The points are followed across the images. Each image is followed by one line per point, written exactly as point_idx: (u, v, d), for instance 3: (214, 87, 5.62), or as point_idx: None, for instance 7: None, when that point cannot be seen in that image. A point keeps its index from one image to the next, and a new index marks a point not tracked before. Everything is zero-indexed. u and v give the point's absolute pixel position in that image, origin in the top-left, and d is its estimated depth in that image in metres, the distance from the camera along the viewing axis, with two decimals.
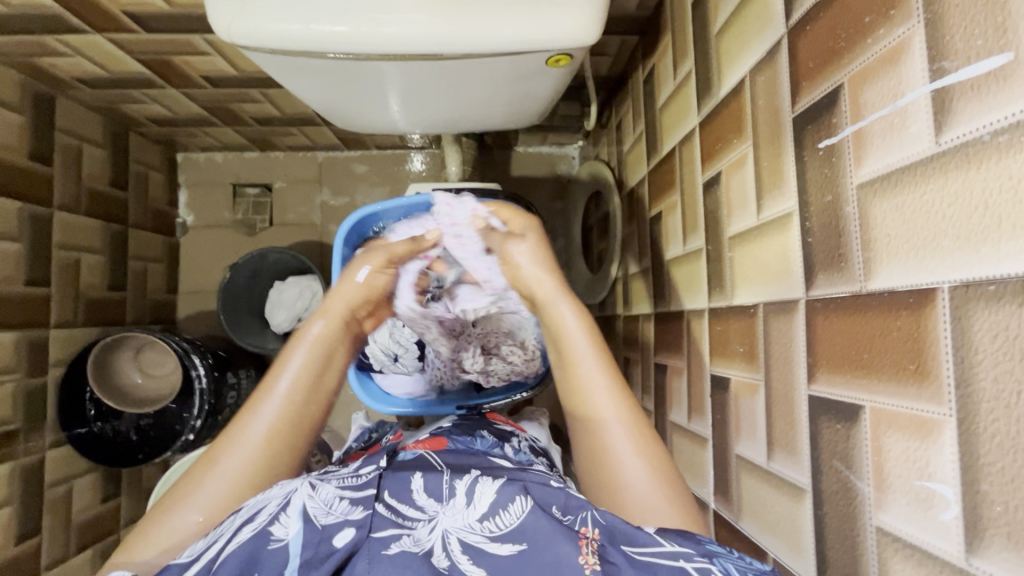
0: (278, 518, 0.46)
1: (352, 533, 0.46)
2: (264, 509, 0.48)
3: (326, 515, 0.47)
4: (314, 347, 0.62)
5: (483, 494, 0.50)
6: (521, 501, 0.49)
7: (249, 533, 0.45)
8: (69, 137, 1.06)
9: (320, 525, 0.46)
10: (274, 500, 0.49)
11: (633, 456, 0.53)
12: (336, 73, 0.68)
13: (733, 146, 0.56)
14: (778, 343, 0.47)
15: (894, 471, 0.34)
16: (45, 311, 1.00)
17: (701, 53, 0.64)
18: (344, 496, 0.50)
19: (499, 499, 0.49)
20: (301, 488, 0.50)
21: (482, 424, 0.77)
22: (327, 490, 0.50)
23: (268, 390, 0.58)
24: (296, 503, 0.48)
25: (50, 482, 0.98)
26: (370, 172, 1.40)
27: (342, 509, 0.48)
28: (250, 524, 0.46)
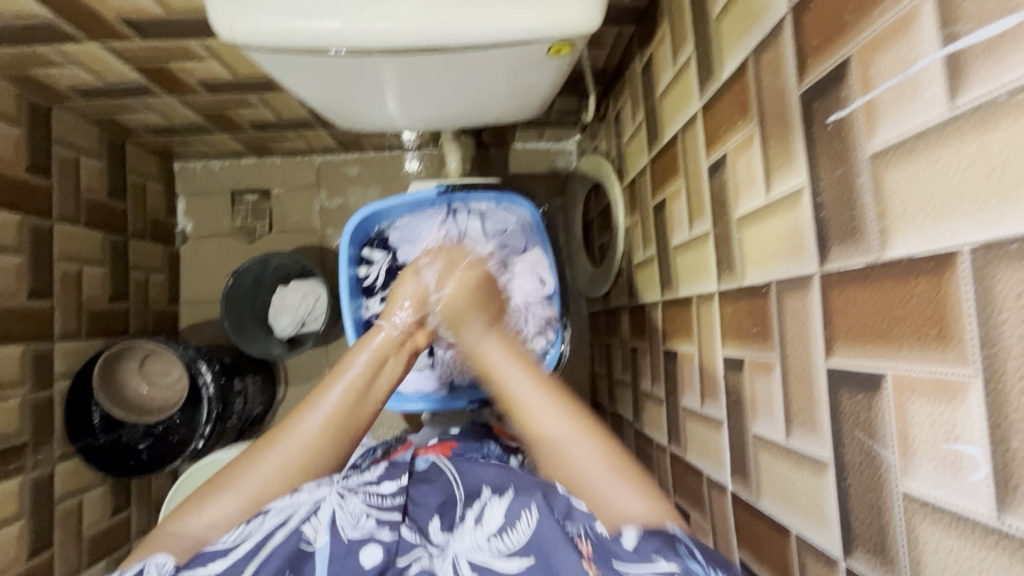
0: (310, 520, 0.49)
1: (377, 550, 0.48)
2: (294, 513, 0.49)
3: (352, 528, 0.49)
4: (370, 359, 0.63)
5: (494, 514, 0.52)
6: (528, 517, 0.49)
7: (281, 534, 0.47)
8: (67, 149, 1.06)
9: (345, 538, 0.49)
10: (304, 504, 0.50)
11: (581, 442, 0.54)
12: (336, 70, 0.68)
13: (738, 128, 0.56)
14: (791, 318, 0.47)
15: (919, 437, 0.34)
16: (49, 324, 0.99)
17: (700, 38, 0.64)
18: (372, 513, 0.51)
19: (510, 517, 0.50)
20: (331, 496, 0.51)
21: (488, 437, 0.77)
22: (356, 503, 0.52)
23: (323, 393, 0.59)
24: (326, 509, 0.50)
25: (59, 495, 0.97)
26: (364, 173, 1.40)
27: (368, 526, 0.50)
28: (280, 527, 0.48)
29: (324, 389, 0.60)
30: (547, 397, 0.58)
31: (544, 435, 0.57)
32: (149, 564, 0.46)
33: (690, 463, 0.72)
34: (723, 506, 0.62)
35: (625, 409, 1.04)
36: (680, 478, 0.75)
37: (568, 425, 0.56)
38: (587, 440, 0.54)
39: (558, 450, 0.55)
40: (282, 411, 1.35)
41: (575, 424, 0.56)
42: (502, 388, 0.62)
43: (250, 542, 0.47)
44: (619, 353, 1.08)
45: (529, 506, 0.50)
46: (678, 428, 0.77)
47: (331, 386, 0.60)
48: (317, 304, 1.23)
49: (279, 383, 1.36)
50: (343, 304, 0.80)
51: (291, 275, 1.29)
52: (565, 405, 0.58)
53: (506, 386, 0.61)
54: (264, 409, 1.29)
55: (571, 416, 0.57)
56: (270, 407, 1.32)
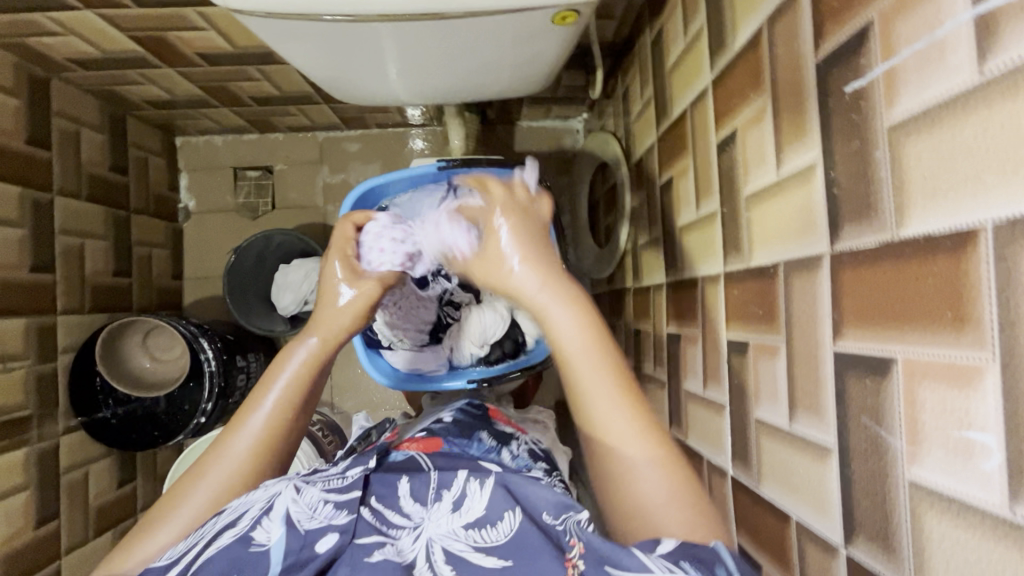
0: (260, 523, 0.45)
1: (334, 538, 0.46)
2: (245, 513, 0.46)
3: (309, 520, 0.47)
4: (302, 362, 0.58)
5: (473, 505, 0.50)
6: (509, 519, 0.48)
7: (229, 539, 0.44)
8: (67, 121, 1.04)
9: (302, 530, 0.46)
10: (258, 503, 0.47)
11: (649, 463, 0.46)
12: (334, 37, 0.66)
13: (749, 101, 0.53)
14: (799, 300, 0.46)
15: (929, 424, 0.33)
16: (52, 298, 0.99)
17: (713, 6, 0.61)
18: (329, 500, 0.49)
19: (490, 512, 0.49)
20: (285, 491, 0.48)
21: (483, 422, 0.75)
22: (312, 492, 0.49)
23: (252, 410, 0.55)
24: (279, 507, 0.47)
25: (65, 467, 0.98)
26: (364, 150, 1.38)
27: (325, 513, 0.48)
28: (230, 530, 0.45)
29: (246, 412, 0.55)
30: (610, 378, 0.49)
31: (597, 420, 0.49)
32: None
33: (691, 447, 0.71)
34: (723, 491, 0.61)
35: None
36: None
37: (641, 444, 0.47)
38: (658, 467, 0.46)
39: (608, 448, 0.48)
40: None
41: (636, 422, 0.48)
42: (563, 353, 0.51)
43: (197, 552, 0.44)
44: (622, 335, 1.07)
45: (512, 506, 0.49)
46: (679, 412, 0.76)
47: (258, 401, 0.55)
48: (319, 283, 1.22)
49: None
50: None
51: (293, 253, 1.28)
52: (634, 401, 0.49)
53: (568, 355, 0.51)
54: None
55: (636, 413, 0.48)
56: None
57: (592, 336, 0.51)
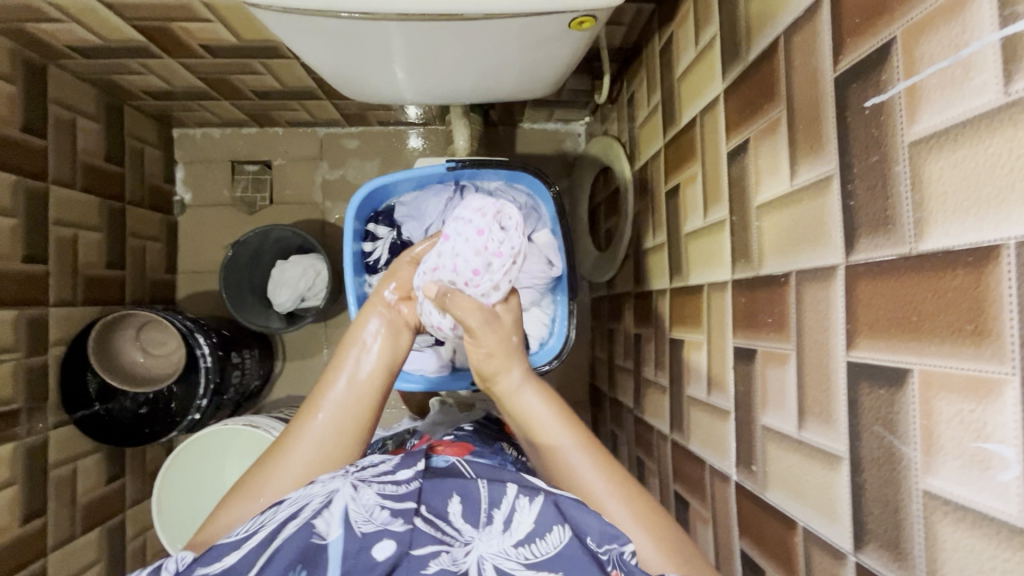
0: (321, 514, 0.46)
1: (391, 546, 0.45)
2: (307, 505, 0.47)
3: (366, 522, 0.46)
4: (355, 350, 0.61)
5: (522, 520, 0.49)
6: (560, 531, 0.47)
7: (291, 528, 0.45)
8: (63, 110, 1.02)
9: (359, 532, 0.45)
10: (317, 497, 0.48)
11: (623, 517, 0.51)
12: (347, 35, 0.66)
13: (762, 112, 0.54)
14: (811, 309, 0.46)
15: (945, 435, 0.33)
16: (44, 289, 0.97)
17: (727, 17, 0.62)
18: (385, 505, 0.48)
19: (538, 525, 0.48)
20: (344, 489, 0.48)
21: (501, 436, 0.77)
22: (369, 494, 0.49)
23: (320, 395, 0.58)
24: (339, 502, 0.47)
25: (54, 462, 0.96)
26: (363, 147, 1.37)
27: (381, 518, 0.47)
28: (292, 521, 0.46)
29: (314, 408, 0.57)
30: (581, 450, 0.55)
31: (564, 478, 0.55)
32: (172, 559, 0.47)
33: (692, 452, 0.72)
34: (726, 496, 0.62)
35: (625, 396, 1.04)
36: (681, 466, 0.75)
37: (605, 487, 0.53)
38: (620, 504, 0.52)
39: (584, 507, 0.53)
40: (280, 385, 1.34)
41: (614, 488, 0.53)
42: (533, 432, 0.57)
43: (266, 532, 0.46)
44: (622, 339, 1.07)
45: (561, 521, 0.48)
46: (681, 417, 0.76)
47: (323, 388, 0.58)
48: (317, 280, 1.22)
49: (277, 357, 1.35)
50: (347, 279, 0.77)
51: (290, 249, 1.27)
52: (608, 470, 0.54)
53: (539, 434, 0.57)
54: (262, 383, 1.29)
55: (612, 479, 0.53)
56: (267, 381, 1.32)
57: (560, 415, 0.58)
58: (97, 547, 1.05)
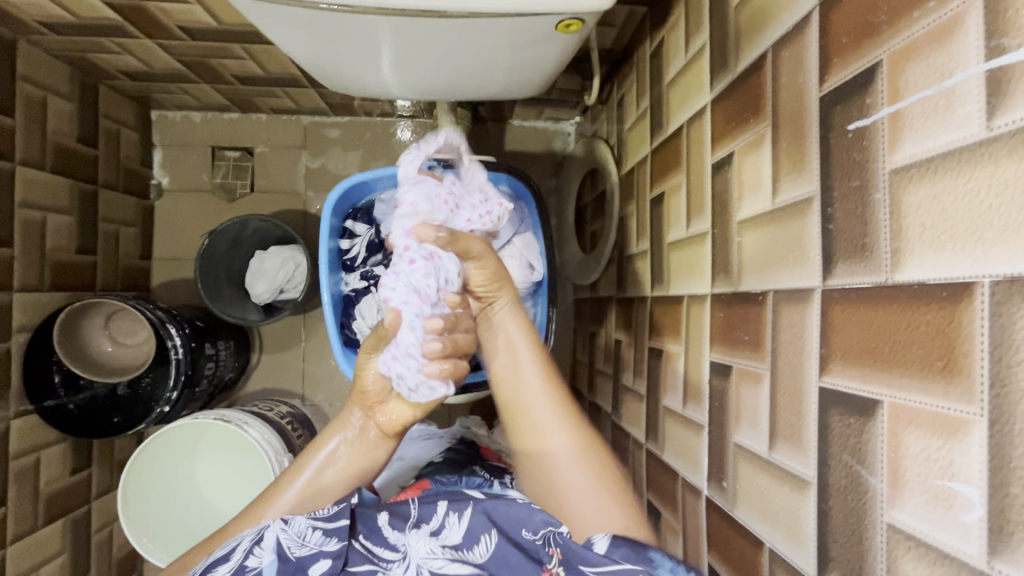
0: (252, 551, 0.49)
1: (327, 563, 0.49)
2: (238, 546, 0.50)
3: (300, 546, 0.49)
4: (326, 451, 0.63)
5: (451, 533, 0.55)
6: (485, 541, 0.54)
7: (224, 571, 0.47)
8: (34, 87, 0.98)
9: (294, 556, 0.49)
10: (247, 537, 0.51)
11: (574, 461, 0.59)
12: (328, 27, 0.64)
13: (748, 126, 0.53)
14: (786, 330, 0.46)
15: (911, 469, 0.33)
16: (8, 274, 0.94)
17: (717, 26, 0.61)
18: (318, 525, 0.51)
19: (468, 534, 0.55)
20: (273, 523, 0.51)
21: (472, 459, 0.79)
22: (300, 520, 0.51)
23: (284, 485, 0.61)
24: (269, 536, 0.50)
25: (15, 453, 0.93)
26: (345, 137, 1.34)
27: (315, 540, 0.50)
28: (225, 563, 0.48)
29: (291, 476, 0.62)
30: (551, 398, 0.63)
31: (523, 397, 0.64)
32: None
33: (666, 463, 0.72)
34: (696, 509, 0.62)
35: (603, 400, 1.04)
36: (655, 476, 0.75)
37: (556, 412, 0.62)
38: (564, 429, 0.61)
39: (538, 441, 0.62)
40: (255, 378, 1.32)
41: (575, 438, 0.61)
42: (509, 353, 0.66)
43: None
44: (603, 343, 1.07)
45: (487, 531, 0.55)
46: (656, 427, 0.76)
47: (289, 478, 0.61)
48: (297, 272, 1.19)
49: (254, 349, 1.32)
50: (324, 277, 0.75)
51: (270, 239, 1.24)
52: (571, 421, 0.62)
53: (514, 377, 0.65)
54: (237, 375, 1.26)
55: (575, 429, 0.61)
56: (243, 372, 1.29)
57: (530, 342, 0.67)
58: (60, 540, 1.02)
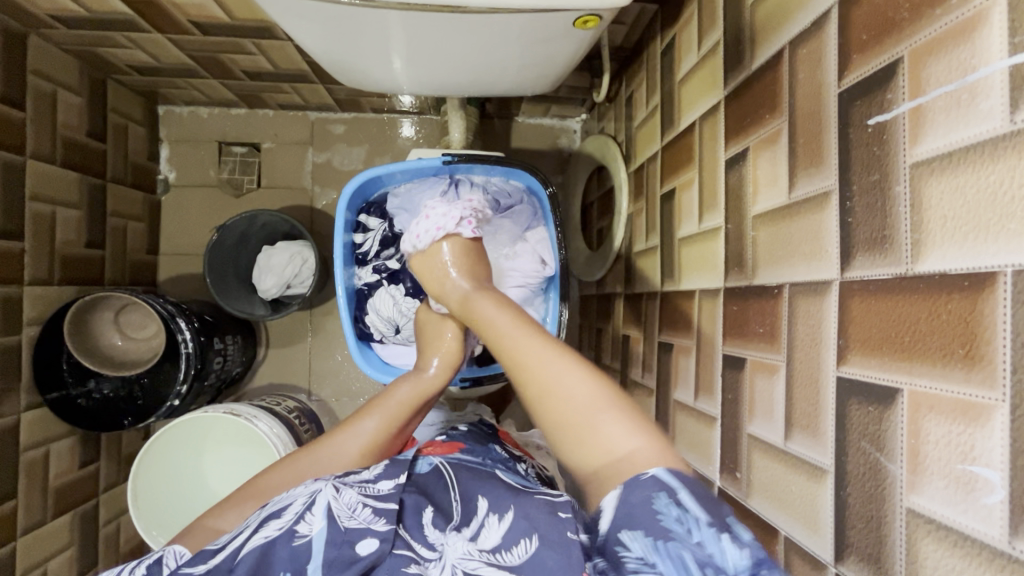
0: (303, 517, 0.48)
1: (375, 543, 0.47)
2: (289, 507, 0.49)
3: (349, 518, 0.48)
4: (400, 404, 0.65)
5: (489, 534, 0.50)
6: (526, 543, 0.47)
7: (274, 531, 0.47)
8: (43, 81, 0.98)
9: (342, 526, 0.47)
10: (299, 498, 0.50)
11: (625, 430, 0.47)
12: (347, 22, 0.64)
13: (764, 122, 0.54)
14: (802, 322, 0.47)
15: (932, 455, 0.34)
16: (19, 268, 0.94)
17: (732, 23, 0.61)
18: (368, 504, 0.50)
19: (508, 536, 0.49)
20: (326, 489, 0.50)
21: (494, 437, 0.79)
22: (352, 494, 0.50)
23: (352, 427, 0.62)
24: (321, 502, 0.49)
25: (26, 445, 0.94)
26: (350, 133, 1.35)
27: (364, 516, 0.49)
28: (276, 521, 0.48)
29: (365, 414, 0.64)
30: (592, 381, 0.50)
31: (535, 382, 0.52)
32: (168, 552, 0.51)
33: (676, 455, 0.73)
34: None
35: None
36: None
37: (586, 385, 0.50)
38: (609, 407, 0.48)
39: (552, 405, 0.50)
40: (262, 373, 1.33)
41: (601, 393, 0.49)
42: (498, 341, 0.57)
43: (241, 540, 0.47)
44: (610, 339, 1.08)
45: (529, 533, 0.48)
46: (666, 421, 0.77)
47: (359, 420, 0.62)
48: (304, 267, 1.20)
49: (260, 344, 1.33)
50: (336, 271, 0.76)
51: (277, 234, 1.24)
52: (591, 378, 0.50)
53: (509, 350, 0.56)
54: (244, 370, 1.27)
55: (595, 383, 0.50)
56: (250, 367, 1.30)
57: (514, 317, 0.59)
58: (69, 533, 1.02)
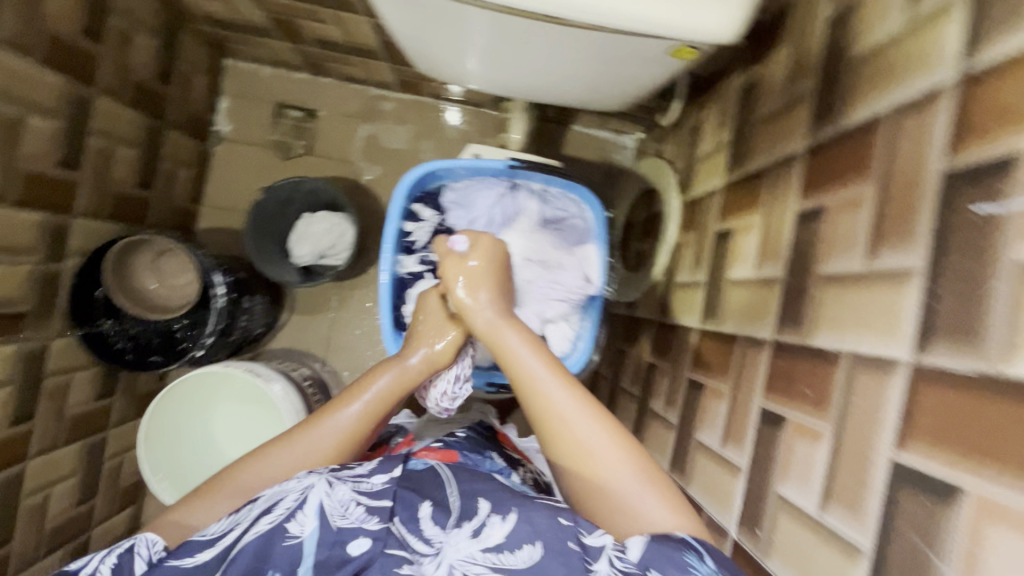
0: (295, 515, 0.48)
1: (366, 543, 0.48)
2: (282, 502, 0.50)
3: (341, 517, 0.49)
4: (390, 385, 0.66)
5: (492, 532, 0.50)
6: (531, 548, 0.47)
7: (266, 526, 0.47)
8: (124, 20, 0.99)
9: (334, 526, 0.48)
10: (293, 494, 0.51)
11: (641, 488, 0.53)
12: (442, 13, 0.64)
13: (848, 185, 0.53)
14: (859, 396, 0.46)
15: (990, 563, 0.34)
16: (72, 198, 0.95)
17: (828, 76, 0.60)
18: (359, 501, 0.51)
19: (512, 537, 0.49)
20: (319, 485, 0.51)
21: (491, 444, 0.79)
22: (343, 490, 0.52)
23: (342, 405, 0.63)
24: (312, 500, 0.49)
25: (51, 371, 0.95)
26: (406, 115, 1.35)
27: (356, 515, 0.50)
28: (268, 516, 0.48)
29: (344, 402, 0.64)
30: (616, 442, 0.56)
31: (560, 429, 0.58)
32: (141, 541, 0.50)
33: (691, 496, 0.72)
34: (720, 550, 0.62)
35: (625, 419, 1.04)
36: None
37: (609, 442, 0.56)
38: (627, 464, 0.55)
39: (575, 447, 0.57)
40: (281, 336, 1.34)
41: (621, 451, 0.56)
42: (522, 381, 0.62)
43: (233, 537, 0.48)
44: (633, 363, 1.07)
45: (533, 539, 0.48)
46: (685, 459, 0.76)
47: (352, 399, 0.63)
48: (340, 242, 1.22)
49: (284, 307, 1.34)
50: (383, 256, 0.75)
51: (320, 203, 1.25)
52: (620, 438, 0.57)
53: (534, 388, 0.61)
54: (265, 330, 1.28)
55: (617, 442, 0.57)
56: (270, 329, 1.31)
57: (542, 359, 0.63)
58: (75, 462, 1.04)
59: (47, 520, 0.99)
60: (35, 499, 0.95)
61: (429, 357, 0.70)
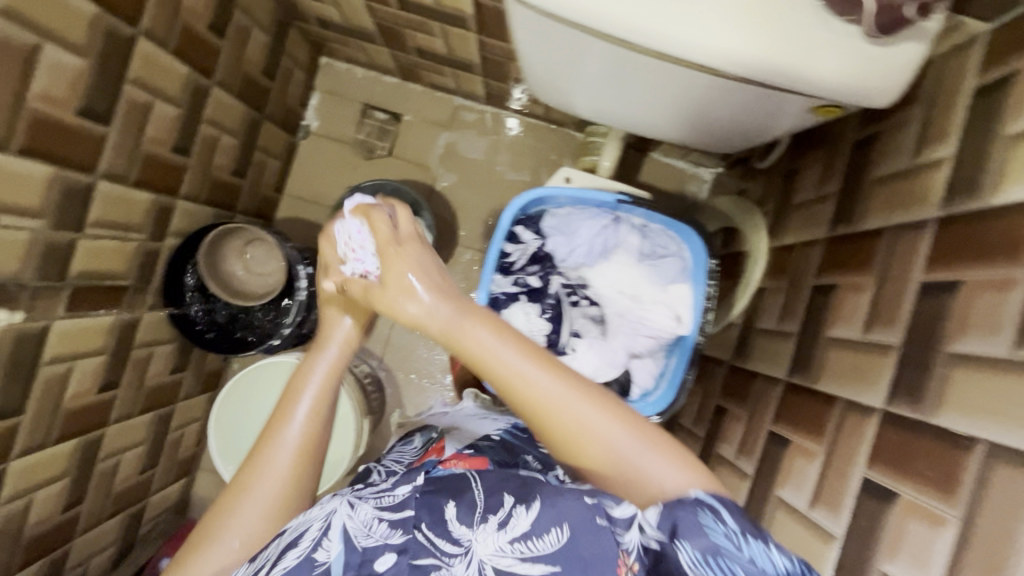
0: (321, 543, 0.47)
1: (393, 557, 0.47)
2: (307, 533, 0.49)
3: (366, 536, 0.48)
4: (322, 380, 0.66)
5: (517, 522, 0.48)
6: (557, 531, 0.47)
7: (292, 562, 0.47)
8: (245, 17, 1.03)
9: (360, 547, 0.47)
10: (315, 523, 0.49)
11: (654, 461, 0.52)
12: (581, 50, 0.65)
13: (996, 266, 0.52)
14: (1002, 489, 0.46)
15: None
16: (179, 181, 1.00)
17: (971, 148, 0.59)
18: (383, 517, 0.50)
19: (535, 525, 0.48)
20: (340, 508, 0.50)
21: None
22: (366, 509, 0.50)
23: (286, 420, 0.63)
24: (335, 525, 0.48)
25: (138, 343, 1.00)
26: (488, 127, 1.37)
27: (381, 531, 0.49)
28: (293, 550, 0.48)
29: (285, 415, 0.63)
30: (615, 421, 0.53)
31: (558, 420, 0.52)
32: None
33: None
34: None
35: None
36: None
37: (610, 424, 0.53)
38: (632, 439, 0.53)
39: (582, 437, 0.52)
40: None
41: (626, 429, 0.53)
42: (501, 377, 0.53)
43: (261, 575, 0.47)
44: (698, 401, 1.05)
45: (558, 523, 0.47)
46: (760, 512, 0.75)
47: (291, 410, 0.63)
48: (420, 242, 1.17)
49: None
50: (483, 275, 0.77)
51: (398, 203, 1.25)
52: (615, 412, 0.53)
53: (513, 385, 0.53)
54: None
55: (619, 420, 0.53)
56: None
57: (513, 342, 0.54)
58: (145, 431, 1.08)
59: (115, 484, 1.03)
60: (109, 463, 0.99)
61: (340, 342, 0.69)
